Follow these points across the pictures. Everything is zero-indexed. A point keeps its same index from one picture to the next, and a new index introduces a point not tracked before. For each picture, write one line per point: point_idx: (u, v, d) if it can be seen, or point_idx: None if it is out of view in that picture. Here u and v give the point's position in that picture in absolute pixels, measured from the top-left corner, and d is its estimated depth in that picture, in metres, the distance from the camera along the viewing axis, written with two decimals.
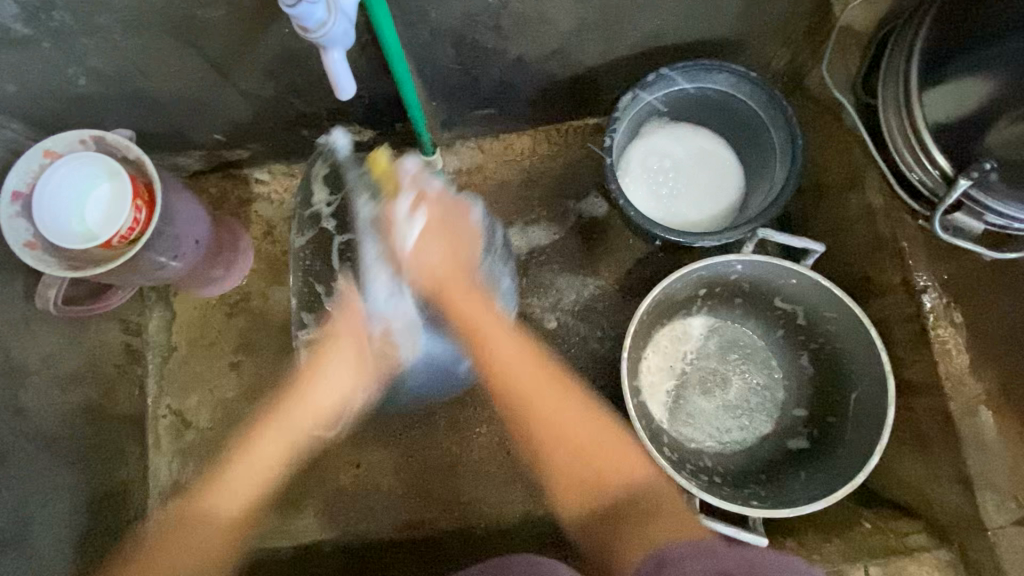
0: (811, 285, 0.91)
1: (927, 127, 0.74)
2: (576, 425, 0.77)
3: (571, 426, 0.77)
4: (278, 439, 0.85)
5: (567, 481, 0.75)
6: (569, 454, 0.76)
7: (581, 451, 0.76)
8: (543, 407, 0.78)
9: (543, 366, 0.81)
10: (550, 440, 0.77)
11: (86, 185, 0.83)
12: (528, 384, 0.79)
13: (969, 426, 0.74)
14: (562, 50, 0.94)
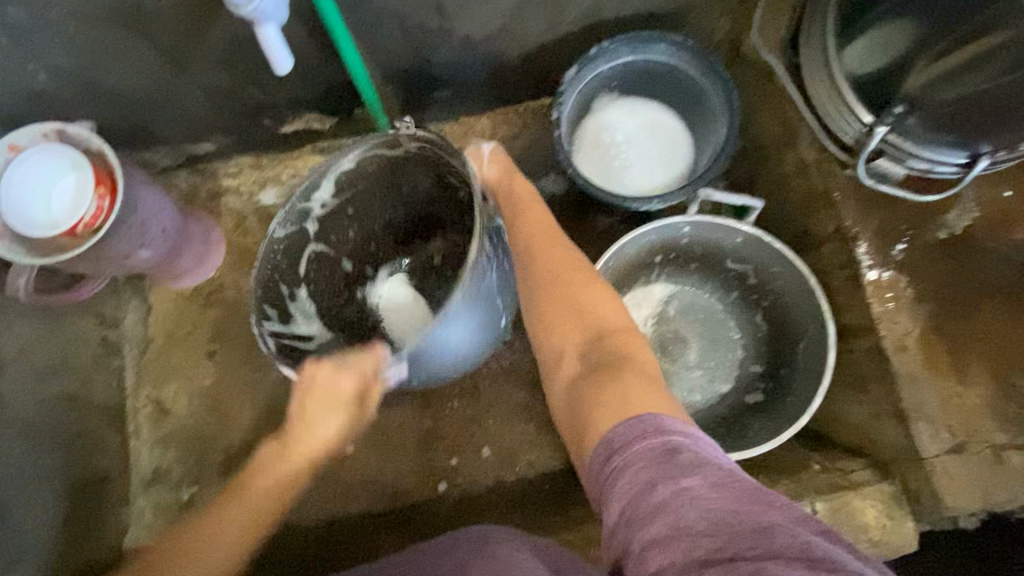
0: (754, 242, 0.95)
1: (846, 78, 0.78)
2: (586, 286, 0.79)
3: (583, 289, 0.79)
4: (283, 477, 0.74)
5: (569, 319, 0.77)
6: (585, 301, 0.78)
7: (584, 315, 0.77)
8: (566, 285, 0.79)
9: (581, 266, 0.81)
10: (563, 320, 0.77)
11: (49, 176, 0.85)
12: (563, 271, 0.80)
13: (903, 362, 0.78)
14: (506, 29, 0.97)
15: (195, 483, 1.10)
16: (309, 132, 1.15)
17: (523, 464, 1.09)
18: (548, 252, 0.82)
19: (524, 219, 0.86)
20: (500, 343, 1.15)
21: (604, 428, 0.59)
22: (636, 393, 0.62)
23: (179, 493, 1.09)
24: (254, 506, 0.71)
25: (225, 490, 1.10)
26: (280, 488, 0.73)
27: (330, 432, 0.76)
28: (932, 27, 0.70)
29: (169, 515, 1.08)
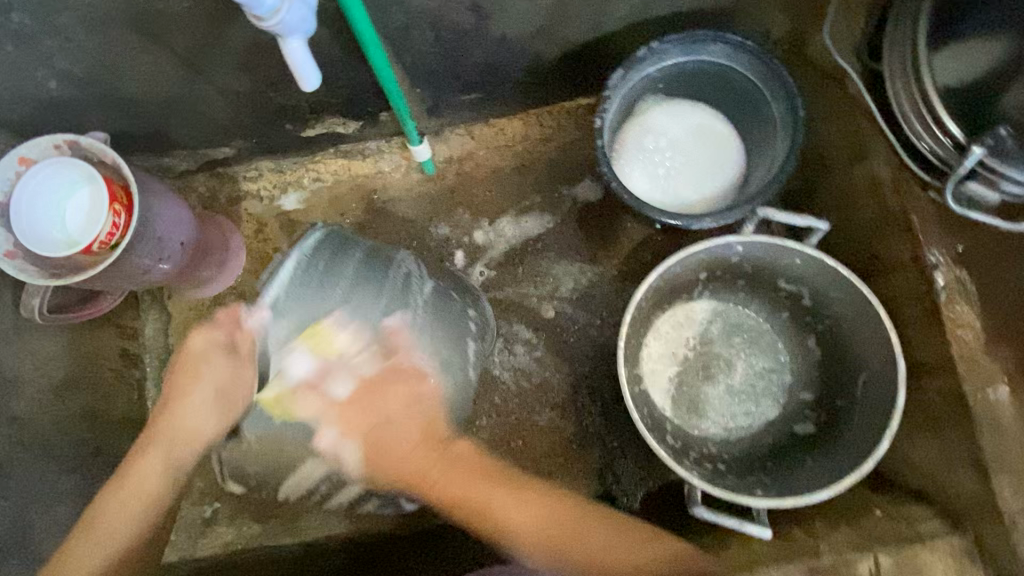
0: (814, 265, 0.87)
1: (936, 92, 0.69)
2: (576, 516, 0.72)
3: (572, 517, 0.72)
4: (149, 469, 0.72)
5: (583, 562, 0.68)
6: (586, 536, 0.70)
7: (611, 552, 0.68)
8: (556, 512, 0.72)
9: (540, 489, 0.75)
10: (529, 508, 0.73)
11: (65, 193, 0.82)
12: (535, 503, 0.73)
13: (983, 406, 0.70)
14: (546, 26, 0.89)
15: (217, 499, 1.07)
16: (332, 135, 1.08)
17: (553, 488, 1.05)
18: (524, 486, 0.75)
19: (392, 416, 0.76)
20: (532, 361, 1.09)
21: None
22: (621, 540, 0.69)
23: (201, 509, 1.07)
24: (167, 456, 0.73)
25: (247, 508, 1.07)
26: (147, 475, 0.72)
27: (207, 418, 0.75)
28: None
29: (191, 532, 1.05)
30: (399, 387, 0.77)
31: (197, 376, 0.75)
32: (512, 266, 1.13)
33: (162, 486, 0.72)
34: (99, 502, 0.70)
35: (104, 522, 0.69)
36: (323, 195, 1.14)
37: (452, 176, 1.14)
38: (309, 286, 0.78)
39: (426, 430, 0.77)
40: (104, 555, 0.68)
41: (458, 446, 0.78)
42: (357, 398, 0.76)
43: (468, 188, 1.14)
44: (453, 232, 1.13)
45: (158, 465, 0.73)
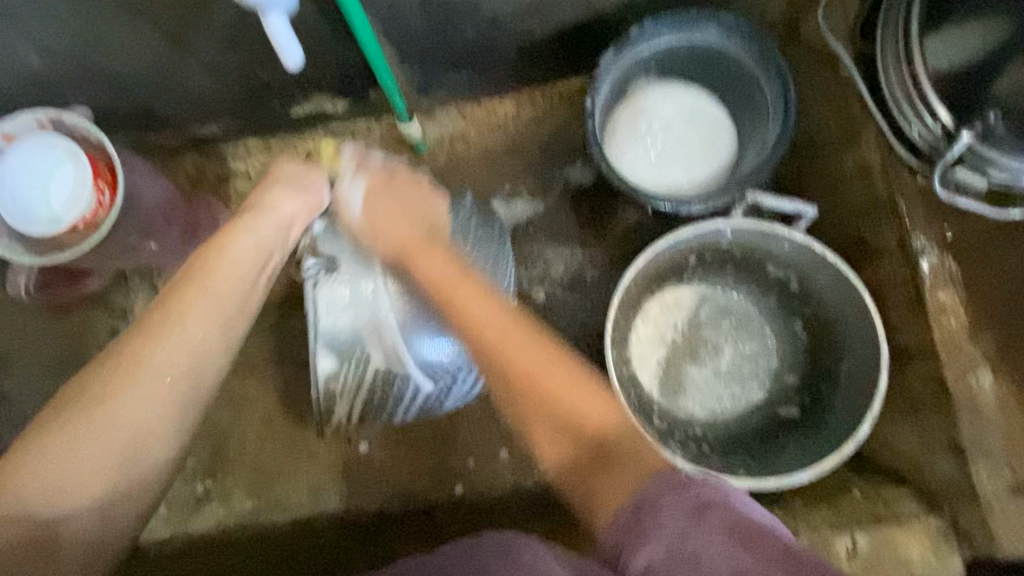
0: (802, 250, 0.87)
1: (927, 77, 0.69)
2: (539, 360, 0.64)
3: (522, 343, 0.65)
4: (160, 375, 0.62)
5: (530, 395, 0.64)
6: (547, 387, 0.63)
7: (572, 430, 0.61)
8: (525, 362, 0.64)
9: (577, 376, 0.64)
10: (520, 354, 0.65)
11: (46, 169, 0.79)
12: (543, 390, 0.63)
13: (964, 391, 0.71)
14: (538, 5, 0.88)
15: (209, 477, 1.08)
16: (321, 114, 1.07)
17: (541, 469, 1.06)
18: (461, 303, 0.69)
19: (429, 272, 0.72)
20: None
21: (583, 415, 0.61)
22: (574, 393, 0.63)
23: (194, 486, 1.07)
24: (209, 298, 0.68)
25: (238, 487, 1.08)
26: (159, 385, 0.62)
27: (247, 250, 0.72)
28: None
29: (184, 508, 1.07)
30: (434, 252, 0.74)
31: (299, 189, 0.79)
32: None
33: (193, 360, 0.65)
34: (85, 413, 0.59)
35: (137, 380, 0.61)
36: None
37: (443, 156, 1.14)
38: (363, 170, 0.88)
39: (456, 287, 0.70)
40: (142, 419, 0.61)
41: (439, 245, 0.74)
42: (376, 213, 0.78)
43: (459, 169, 1.13)
44: None
45: (165, 373, 0.63)
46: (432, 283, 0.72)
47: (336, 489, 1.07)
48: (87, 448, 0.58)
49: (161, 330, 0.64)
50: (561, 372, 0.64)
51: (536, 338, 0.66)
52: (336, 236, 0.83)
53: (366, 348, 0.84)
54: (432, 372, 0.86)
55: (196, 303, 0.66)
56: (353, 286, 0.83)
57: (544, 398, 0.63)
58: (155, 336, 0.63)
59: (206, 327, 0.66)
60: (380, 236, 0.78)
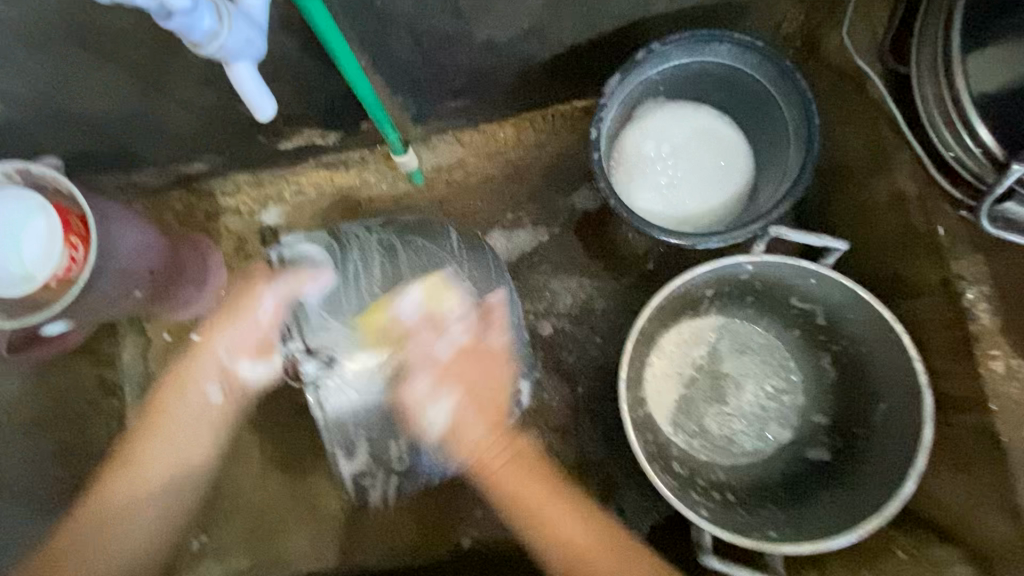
0: (830, 284, 0.80)
1: (971, 100, 0.61)
2: (575, 526, 0.77)
3: (555, 516, 0.78)
4: (168, 409, 0.82)
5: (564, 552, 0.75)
6: (558, 530, 0.77)
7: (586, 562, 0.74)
8: (529, 492, 0.78)
9: (624, 543, 0.76)
10: (531, 497, 0.78)
11: (18, 223, 0.74)
12: (551, 514, 0.78)
13: (1020, 447, 0.64)
14: (537, 29, 0.82)
15: (204, 532, 1.02)
16: (311, 147, 1.02)
17: None
18: (496, 459, 0.79)
19: (476, 384, 0.79)
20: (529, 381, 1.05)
21: (546, 556, 0.76)
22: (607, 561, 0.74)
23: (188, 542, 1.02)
24: (207, 357, 0.84)
25: (234, 541, 1.02)
26: (165, 411, 0.82)
27: (264, 321, 0.83)
28: None
29: None
30: (493, 420, 0.80)
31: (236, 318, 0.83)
32: None
33: (194, 393, 0.83)
34: (134, 441, 0.80)
35: (155, 445, 0.80)
36: (305, 209, 1.09)
37: (441, 185, 1.08)
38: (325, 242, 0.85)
39: (526, 486, 0.79)
40: (168, 451, 0.80)
41: (515, 439, 0.82)
42: (461, 405, 0.78)
43: (458, 198, 1.08)
44: None
45: (169, 406, 0.82)
46: (502, 477, 0.80)
47: (337, 542, 1.01)
48: (153, 461, 0.79)
49: (178, 378, 0.83)
50: (603, 533, 0.77)
51: (582, 511, 0.78)
52: (322, 327, 0.81)
53: (391, 436, 0.85)
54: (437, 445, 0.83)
55: (168, 435, 0.81)
56: (353, 367, 0.81)
57: (556, 521, 0.77)
58: (173, 390, 0.83)
59: (212, 366, 0.84)
60: (452, 431, 0.79)
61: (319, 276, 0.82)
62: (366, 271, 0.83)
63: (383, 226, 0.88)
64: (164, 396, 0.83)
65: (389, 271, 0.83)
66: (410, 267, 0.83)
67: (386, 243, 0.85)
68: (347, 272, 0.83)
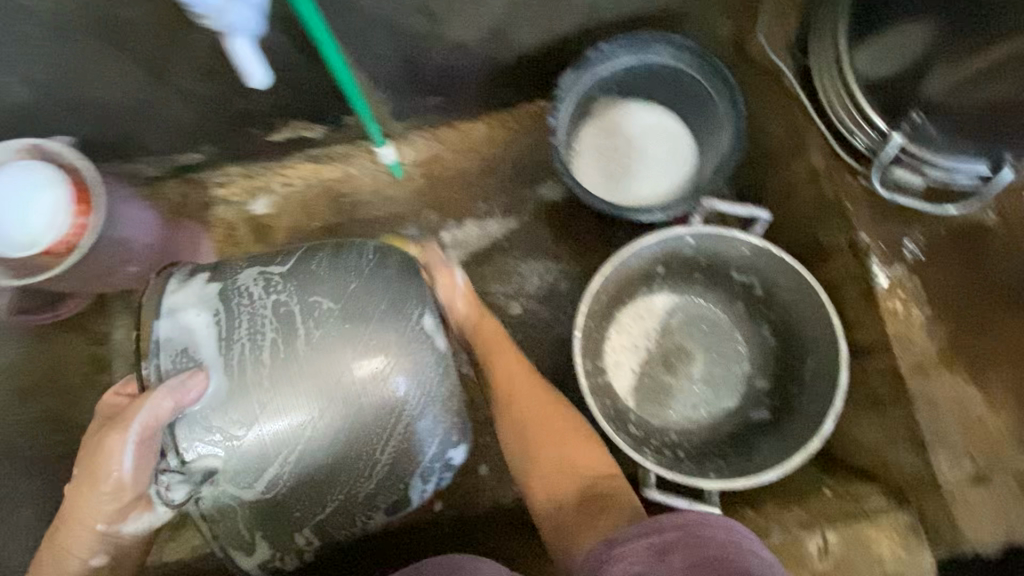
0: (761, 253, 0.90)
1: (859, 85, 0.73)
2: (562, 432, 0.86)
3: (555, 431, 0.86)
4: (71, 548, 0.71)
5: (555, 467, 0.82)
6: (561, 451, 0.84)
7: (569, 475, 0.81)
8: (554, 432, 0.86)
9: (595, 455, 0.84)
10: (563, 439, 0.85)
11: (27, 193, 0.82)
12: (551, 441, 0.85)
13: (917, 383, 0.73)
14: (501, 31, 0.93)
15: None
16: (300, 140, 1.12)
17: None
18: (526, 396, 0.90)
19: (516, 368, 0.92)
20: None
21: (536, 475, 0.83)
22: (583, 458, 0.83)
23: None
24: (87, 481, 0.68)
25: None
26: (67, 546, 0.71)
27: (126, 466, 0.67)
28: (955, 23, 0.63)
29: None
30: (505, 340, 0.95)
31: (91, 482, 0.67)
32: (477, 265, 1.17)
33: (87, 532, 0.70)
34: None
35: None
36: (293, 200, 1.19)
37: (418, 178, 1.19)
38: (209, 300, 0.74)
39: (541, 408, 0.89)
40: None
41: (532, 375, 0.93)
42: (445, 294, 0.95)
43: (434, 190, 1.19)
44: (421, 234, 1.19)
45: (79, 547, 0.71)
46: (506, 400, 0.90)
47: None
48: None
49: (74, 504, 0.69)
50: (591, 449, 0.85)
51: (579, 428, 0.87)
52: (207, 428, 0.70)
53: (296, 527, 0.74)
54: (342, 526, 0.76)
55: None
56: (245, 456, 0.70)
57: (553, 442, 0.85)
58: (72, 520, 0.70)
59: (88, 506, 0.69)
60: (496, 374, 0.92)
61: (190, 382, 0.69)
62: (253, 344, 0.72)
63: (282, 278, 0.75)
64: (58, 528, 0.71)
65: (275, 352, 0.72)
66: (305, 348, 0.72)
67: (282, 304, 0.74)
68: (227, 361, 0.71)
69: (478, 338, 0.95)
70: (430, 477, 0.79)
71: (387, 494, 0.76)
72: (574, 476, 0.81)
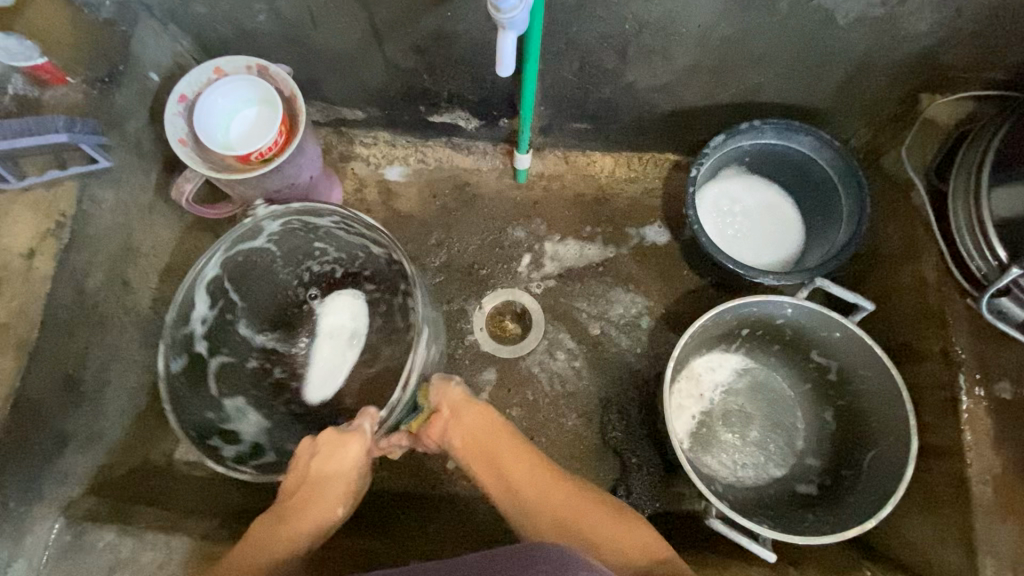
0: (851, 341, 0.97)
1: (991, 220, 0.83)
2: (566, 496, 0.83)
3: (561, 496, 0.83)
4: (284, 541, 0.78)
5: (595, 538, 0.79)
6: (610, 530, 0.80)
7: (633, 551, 0.78)
8: (581, 509, 0.82)
9: (651, 539, 0.80)
10: (607, 525, 0.81)
11: (237, 105, 0.95)
12: (584, 523, 0.81)
13: (979, 493, 0.79)
14: (670, 84, 1.05)
15: None
16: (451, 126, 1.23)
17: None
18: (547, 493, 0.83)
19: (507, 469, 0.86)
20: (570, 369, 1.19)
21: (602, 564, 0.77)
22: (641, 536, 0.80)
23: None
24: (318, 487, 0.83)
25: None
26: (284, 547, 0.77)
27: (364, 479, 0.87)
28: None
29: None
30: (500, 434, 0.89)
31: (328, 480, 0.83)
32: (570, 281, 1.24)
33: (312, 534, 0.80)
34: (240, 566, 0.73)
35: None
36: (422, 175, 1.28)
37: (538, 189, 1.28)
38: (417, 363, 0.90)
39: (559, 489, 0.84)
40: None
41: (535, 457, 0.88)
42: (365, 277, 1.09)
43: (549, 204, 1.28)
44: (526, 238, 1.26)
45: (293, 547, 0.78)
46: (523, 494, 0.84)
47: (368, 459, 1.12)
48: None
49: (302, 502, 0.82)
50: (645, 532, 0.81)
51: (613, 510, 0.83)
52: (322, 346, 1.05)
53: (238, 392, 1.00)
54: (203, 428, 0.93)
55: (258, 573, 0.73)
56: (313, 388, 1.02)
57: (596, 524, 0.80)
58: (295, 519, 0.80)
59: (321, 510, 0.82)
60: (499, 491, 0.86)
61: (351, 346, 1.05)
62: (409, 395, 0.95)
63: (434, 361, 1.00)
64: (274, 528, 0.78)
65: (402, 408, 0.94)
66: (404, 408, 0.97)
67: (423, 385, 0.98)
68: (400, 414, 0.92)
69: (467, 450, 0.89)
70: (228, 381, 1.00)
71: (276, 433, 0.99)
72: (630, 564, 0.77)
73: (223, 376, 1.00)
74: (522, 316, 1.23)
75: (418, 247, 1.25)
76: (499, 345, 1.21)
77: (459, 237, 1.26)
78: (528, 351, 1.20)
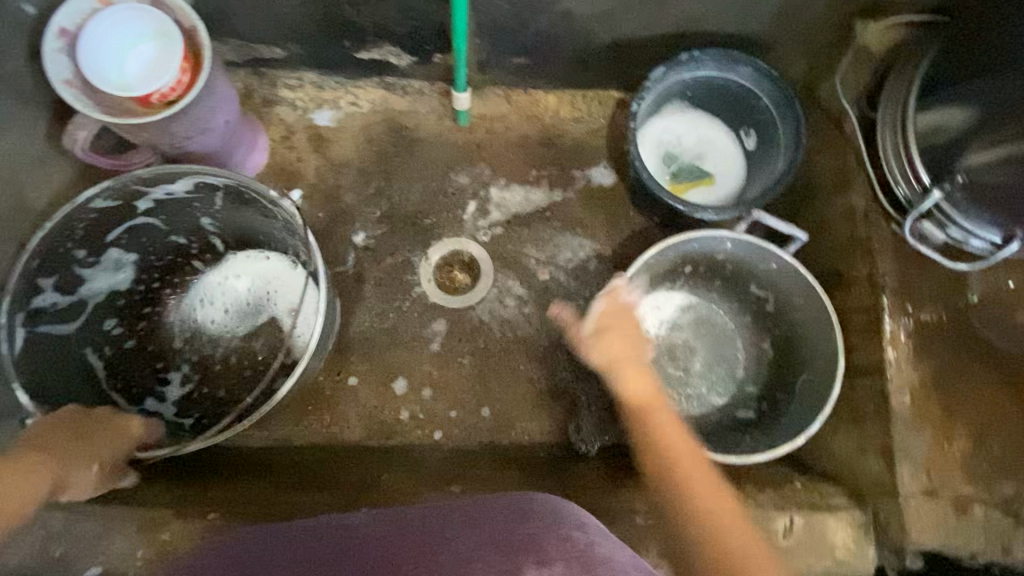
0: (787, 271, 1.00)
1: (915, 144, 0.87)
2: (691, 456, 0.79)
3: (689, 459, 0.79)
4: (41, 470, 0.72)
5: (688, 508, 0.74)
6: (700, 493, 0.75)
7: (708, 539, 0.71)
8: (702, 496, 0.75)
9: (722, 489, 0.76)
10: (700, 476, 0.77)
11: (132, 40, 0.85)
12: (689, 481, 0.76)
13: (898, 404, 0.85)
14: (606, 12, 1.01)
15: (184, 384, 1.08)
16: (382, 63, 1.15)
17: (517, 430, 1.13)
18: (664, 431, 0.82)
19: (646, 400, 0.86)
20: (519, 315, 1.18)
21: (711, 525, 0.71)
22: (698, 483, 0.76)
23: None
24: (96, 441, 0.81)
25: None
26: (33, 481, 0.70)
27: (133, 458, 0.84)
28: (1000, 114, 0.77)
29: None
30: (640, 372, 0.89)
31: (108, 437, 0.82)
32: (517, 227, 1.21)
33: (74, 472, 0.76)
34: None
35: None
36: (354, 119, 1.20)
37: (480, 131, 1.22)
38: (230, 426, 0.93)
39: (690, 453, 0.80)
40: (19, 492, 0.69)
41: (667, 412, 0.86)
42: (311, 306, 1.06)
43: (492, 147, 1.22)
44: (470, 184, 1.21)
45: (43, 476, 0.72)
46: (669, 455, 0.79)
47: (318, 417, 1.11)
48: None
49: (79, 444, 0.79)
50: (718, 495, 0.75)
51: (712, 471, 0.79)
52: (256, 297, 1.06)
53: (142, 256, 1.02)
54: (48, 269, 0.90)
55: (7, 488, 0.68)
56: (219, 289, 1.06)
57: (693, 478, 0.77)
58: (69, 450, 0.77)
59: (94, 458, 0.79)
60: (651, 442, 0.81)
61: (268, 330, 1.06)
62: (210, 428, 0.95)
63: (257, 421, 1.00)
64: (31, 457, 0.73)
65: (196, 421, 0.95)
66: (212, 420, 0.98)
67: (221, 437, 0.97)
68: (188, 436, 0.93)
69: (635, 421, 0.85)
70: (134, 244, 1.01)
71: (112, 307, 1.02)
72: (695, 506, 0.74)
73: (134, 231, 0.99)
74: (470, 265, 1.20)
75: (356, 197, 1.18)
76: (447, 296, 1.18)
77: (399, 186, 1.20)
78: (476, 300, 1.17)
